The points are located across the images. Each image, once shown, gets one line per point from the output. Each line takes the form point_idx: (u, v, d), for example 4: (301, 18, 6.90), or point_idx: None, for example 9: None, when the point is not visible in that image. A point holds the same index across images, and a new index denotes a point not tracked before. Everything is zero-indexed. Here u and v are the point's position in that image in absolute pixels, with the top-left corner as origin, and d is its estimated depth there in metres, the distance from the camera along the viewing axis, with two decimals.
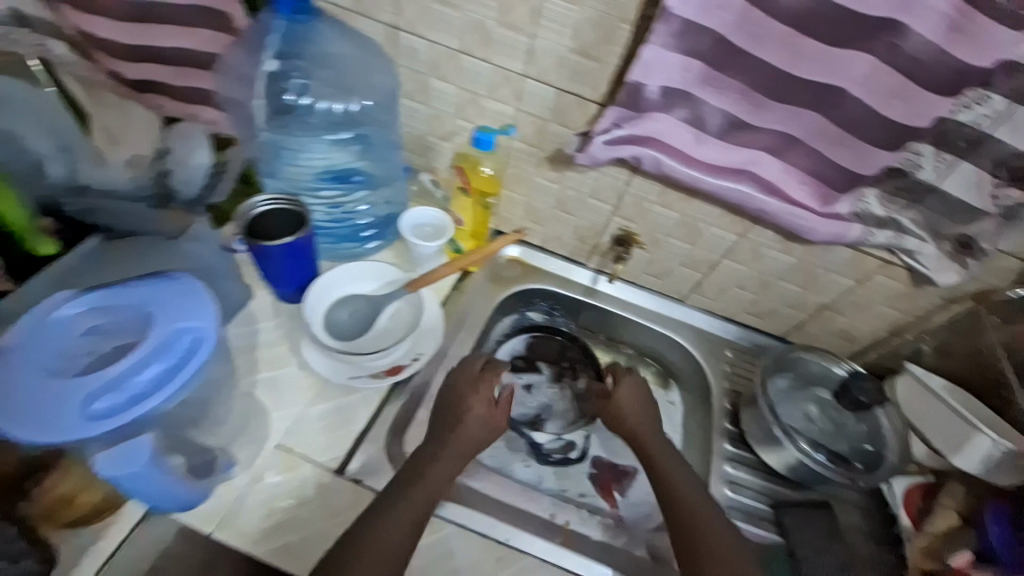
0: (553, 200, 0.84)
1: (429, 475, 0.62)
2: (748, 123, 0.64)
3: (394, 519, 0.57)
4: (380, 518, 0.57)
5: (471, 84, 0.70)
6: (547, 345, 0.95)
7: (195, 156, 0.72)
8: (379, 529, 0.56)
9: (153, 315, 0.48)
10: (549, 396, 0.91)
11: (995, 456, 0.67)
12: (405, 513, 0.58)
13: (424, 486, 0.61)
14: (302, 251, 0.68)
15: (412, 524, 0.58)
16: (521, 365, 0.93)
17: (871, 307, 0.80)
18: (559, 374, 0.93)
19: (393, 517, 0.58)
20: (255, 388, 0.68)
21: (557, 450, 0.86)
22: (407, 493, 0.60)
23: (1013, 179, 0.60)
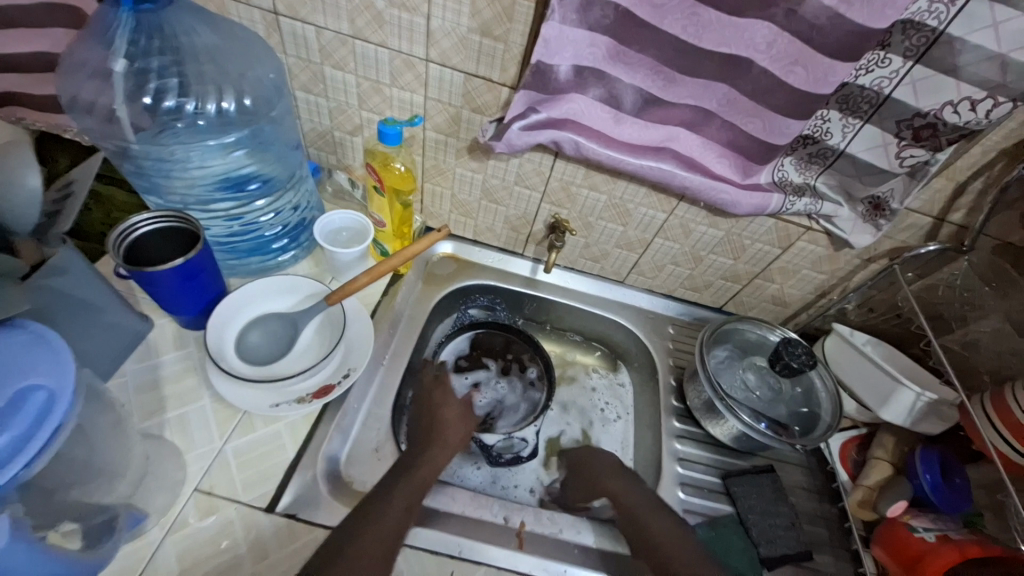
0: (479, 190, 0.80)
1: (421, 467, 0.66)
2: (661, 99, 0.63)
3: (388, 510, 0.58)
4: (371, 515, 0.57)
5: (371, 71, 0.66)
6: (494, 339, 0.90)
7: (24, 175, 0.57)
8: (373, 516, 0.57)
9: None
10: (498, 391, 0.87)
11: (918, 407, 0.70)
12: (399, 500, 0.60)
13: (412, 481, 0.63)
14: (199, 273, 0.61)
15: (404, 514, 0.59)
16: (468, 362, 0.88)
17: (796, 272, 0.82)
18: (506, 367, 0.89)
19: (385, 508, 0.58)
20: (163, 429, 0.61)
21: (507, 449, 0.82)
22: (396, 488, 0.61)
23: (916, 139, 0.62)
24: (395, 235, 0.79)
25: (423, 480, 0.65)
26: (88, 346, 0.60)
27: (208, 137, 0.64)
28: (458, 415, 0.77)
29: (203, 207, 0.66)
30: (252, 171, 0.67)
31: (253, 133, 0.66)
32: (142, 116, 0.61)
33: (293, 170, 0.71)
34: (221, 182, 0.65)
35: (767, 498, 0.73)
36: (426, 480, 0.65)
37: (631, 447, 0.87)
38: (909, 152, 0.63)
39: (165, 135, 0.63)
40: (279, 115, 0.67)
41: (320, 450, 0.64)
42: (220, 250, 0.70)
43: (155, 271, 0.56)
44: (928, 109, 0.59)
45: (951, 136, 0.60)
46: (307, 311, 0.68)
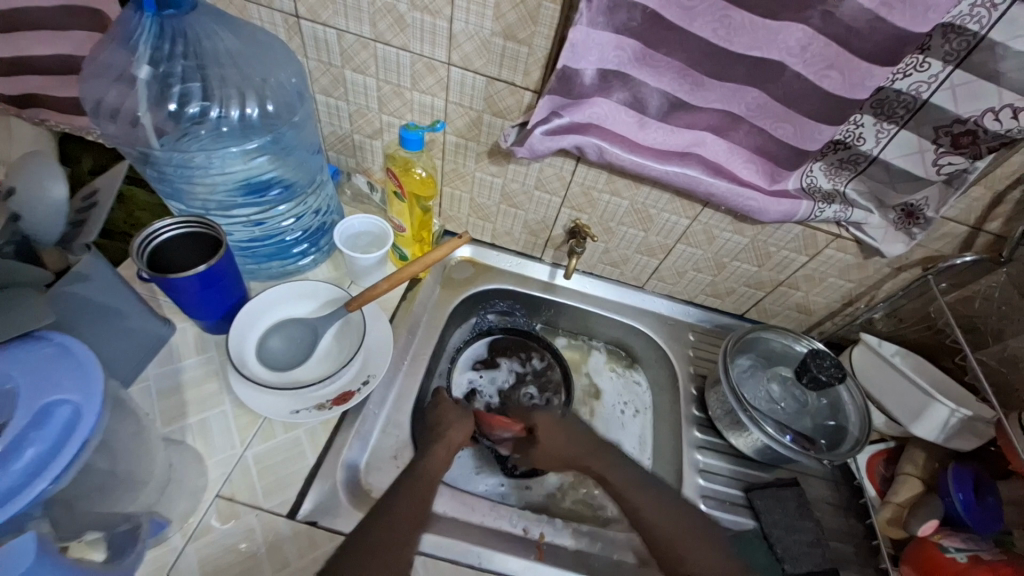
0: (498, 195, 0.79)
1: (425, 468, 0.63)
2: (688, 103, 0.61)
3: (397, 511, 0.57)
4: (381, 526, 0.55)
5: (392, 75, 0.66)
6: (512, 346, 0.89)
7: (48, 187, 0.53)
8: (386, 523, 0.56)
9: (17, 391, 0.41)
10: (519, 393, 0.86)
11: (952, 423, 0.67)
12: (406, 503, 0.58)
13: (417, 490, 0.60)
14: (219, 279, 0.61)
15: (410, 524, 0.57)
16: (484, 365, 0.88)
17: (823, 280, 0.80)
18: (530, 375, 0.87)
19: (393, 516, 0.57)
20: (185, 435, 0.61)
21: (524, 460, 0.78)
22: (401, 493, 0.59)
23: (955, 146, 0.59)
24: (414, 239, 0.78)
25: (428, 484, 0.62)
26: (112, 351, 0.61)
27: (230, 143, 0.64)
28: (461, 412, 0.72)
29: (225, 213, 0.66)
30: (274, 176, 0.67)
31: (275, 137, 0.66)
32: (165, 122, 0.62)
33: (313, 174, 0.70)
34: (243, 188, 0.65)
35: (791, 513, 0.71)
36: (429, 481, 0.62)
37: (649, 444, 0.85)
38: (946, 159, 0.60)
39: (187, 140, 0.63)
40: (300, 121, 0.67)
41: (339, 457, 0.64)
42: (242, 255, 0.70)
43: (177, 277, 0.56)
44: (968, 116, 0.57)
45: (992, 144, 0.57)
46: (328, 316, 0.68)
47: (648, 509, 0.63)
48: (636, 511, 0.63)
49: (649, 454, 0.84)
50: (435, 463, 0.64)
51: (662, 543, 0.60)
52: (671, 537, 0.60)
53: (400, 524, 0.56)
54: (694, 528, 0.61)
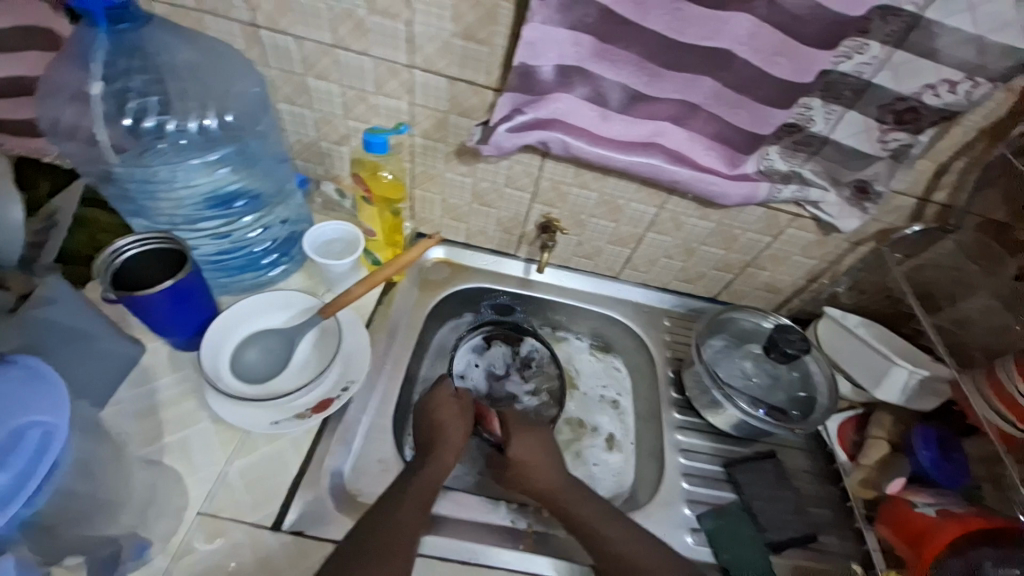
0: (469, 194, 0.80)
1: (428, 467, 0.64)
2: (647, 95, 0.63)
3: (399, 511, 0.57)
4: (384, 522, 0.56)
5: (354, 80, 0.66)
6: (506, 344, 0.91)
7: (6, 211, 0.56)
8: (383, 522, 0.56)
9: None
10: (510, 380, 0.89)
11: (913, 385, 0.71)
12: (409, 501, 0.59)
13: (419, 488, 0.61)
14: (189, 294, 0.60)
15: (414, 523, 0.57)
16: (478, 350, 0.90)
17: (787, 258, 0.83)
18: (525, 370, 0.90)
19: (393, 514, 0.57)
20: (162, 455, 0.60)
21: None
22: (400, 494, 0.59)
23: (899, 123, 0.63)
24: (386, 243, 0.79)
25: (431, 485, 0.63)
26: (81, 375, 0.59)
27: (192, 155, 0.63)
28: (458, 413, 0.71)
29: (191, 226, 0.66)
30: (239, 188, 0.66)
31: (238, 148, 0.65)
32: (124, 138, 0.60)
33: (279, 184, 0.70)
34: (208, 201, 0.65)
35: (771, 484, 0.74)
36: (430, 482, 0.63)
37: (633, 429, 0.87)
38: (892, 136, 0.64)
39: (150, 155, 0.62)
40: (264, 130, 0.66)
41: (324, 465, 0.64)
42: (211, 269, 0.69)
43: (146, 295, 0.56)
44: (908, 93, 0.60)
45: (933, 119, 0.61)
46: (302, 325, 0.68)
47: (602, 529, 0.60)
48: (590, 531, 0.60)
49: (633, 439, 0.86)
50: (437, 464, 0.65)
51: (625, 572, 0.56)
52: (625, 557, 0.57)
53: (406, 521, 0.57)
54: (653, 552, 0.58)
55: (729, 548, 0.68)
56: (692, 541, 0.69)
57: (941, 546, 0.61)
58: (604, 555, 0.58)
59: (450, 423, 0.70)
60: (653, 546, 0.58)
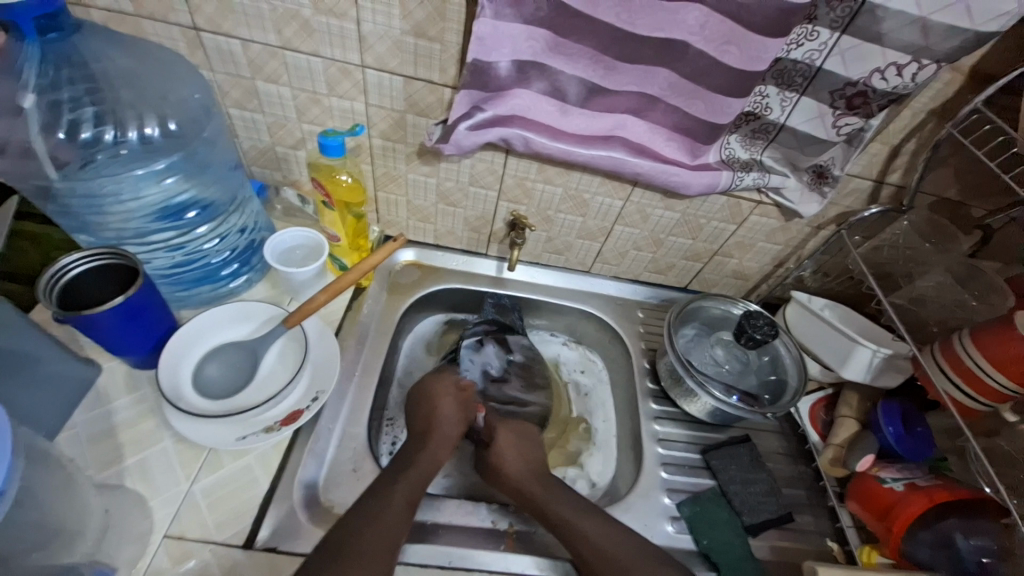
0: (434, 194, 0.79)
1: (416, 466, 0.63)
2: (604, 88, 0.63)
3: (383, 509, 0.56)
4: (368, 524, 0.54)
5: (306, 82, 0.64)
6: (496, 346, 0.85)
7: None
8: (364, 523, 0.54)
9: None
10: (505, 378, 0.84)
11: (876, 363, 0.73)
12: (395, 504, 0.57)
13: (403, 487, 0.60)
14: (142, 310, 0.57)
15: (397, 523, 0.56)
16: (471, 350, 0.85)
17: (753, 245, 0.84)
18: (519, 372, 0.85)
19: (376, 513, 0.56)
20: (123, 478, 0.58)
21: None
22: (382, 494, 0.58)
23: (850, 107, 0.64)
24: (351, 248, 0.77)
25: (416, 484, 0.61)
26: (30, 400, 0.56)
27: (135, 166, 0.60)
28: (454, 415, 0.71)
29: (141, 240, 0.63)
30: (188, 198, 0.64)
31: (186, 157, 0.62)
32: (63, 150, 0.57)
33: (233, 192, 0.68)
34: (158, 213, 0.62)
35: (747, 468, 0.75)
36: (416, 481, 0.62)
37: (611, 421, 0.87)
38: (844, 120, 0.65)
39: (92, 167, 0.58)
40: (211, 137, 0.64)
41: (295, 478, 0.62)
42: (166, 283, 0.66)
43: (93, 313, 0.53)
44: (857, 78, 0.61)
45: (881, 102, 0.63)
46: (265, 336, 0.66)
47: (584, 527, 0.59)
48: (572, 529, 0.60)
49: (612, 432, 0.86)
50: (423, 463, 0.64)
51: (597, 563, 0.57)
52: (609, 555, 0.57)
53: (391, 520, 0.56)
54: (635, 546, 0.58)
55: (708, 533, 0.69)
56: (672, 529, 0.70)
57: (910, 516, 0.63)
58: (577, 548, 0.58)
59: (444, 425, 0.69)
60: (636, 542, 0.58)
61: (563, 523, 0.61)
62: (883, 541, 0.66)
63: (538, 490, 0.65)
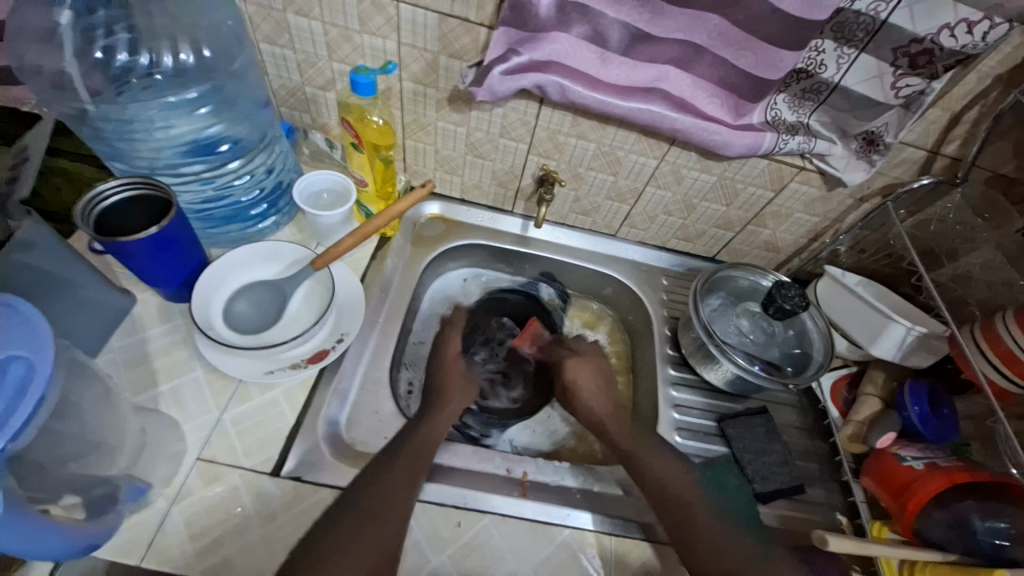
0: (463, 144, 0.77)
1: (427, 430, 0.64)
2: (649, 35, 0.60)
3: (386, 473, 0.58)
4: (375, 497, 0.55)
5: (340, 17, 0.62)
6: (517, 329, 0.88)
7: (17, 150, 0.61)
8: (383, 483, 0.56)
9: None
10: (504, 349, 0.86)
11: (908, 342, 0.71)
12: (400, 462, 0.60)
13: (405, 456, 0.60)
14: (174, 242, 0.58)
15: (400, 501, 0.56)
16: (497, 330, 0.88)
17: (789, 215, 0.81)
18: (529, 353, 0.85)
19: (383, 480, 0.57)
20: (157, 403, 0.60)
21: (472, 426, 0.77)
22: (394, 464, 0.59)
23: (912, 67, 0.59)
24: (378, 195, 0.77)
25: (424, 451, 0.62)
26: (68, 322, 0.58)
27: (167, 93, 0.60)
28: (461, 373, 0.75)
29: (174, 172, 0.63)
30: (219, 132, 0.64)
31: (216, 88, 0.62)
32: (94, 74, 0.57)
33: (262, 130, 0.67)
34: (188, 144, 0.62)
35: (761, 438, 0.75)
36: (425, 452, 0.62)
37: (627, 386, 0.87)
38: (904, 81, 0.61)
39: (128, 96, 0.59)
40: (240, 69, 0.63)
41: (319, 414, 0.64)
42: (197, 218, 0.67)
43: (127, 241, 0.54)
44: (924, 35, 0.57)
45: (948, 62, 0.58)
46: (293, 277, 0.67)
47: (657, 470, 0.64)
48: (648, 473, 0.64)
49: (627, 395, 0.86)
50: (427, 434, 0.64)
51: (670, 500, 0.62)
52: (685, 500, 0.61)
53: (398, 494, 0.57)
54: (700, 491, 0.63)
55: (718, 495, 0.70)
56: None
57: (926, 496, 0.62)
58: (652, 491, 0.63)
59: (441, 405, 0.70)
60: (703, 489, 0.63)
61: (640, 464, 0.65)
62: (896, 517, 0.66)
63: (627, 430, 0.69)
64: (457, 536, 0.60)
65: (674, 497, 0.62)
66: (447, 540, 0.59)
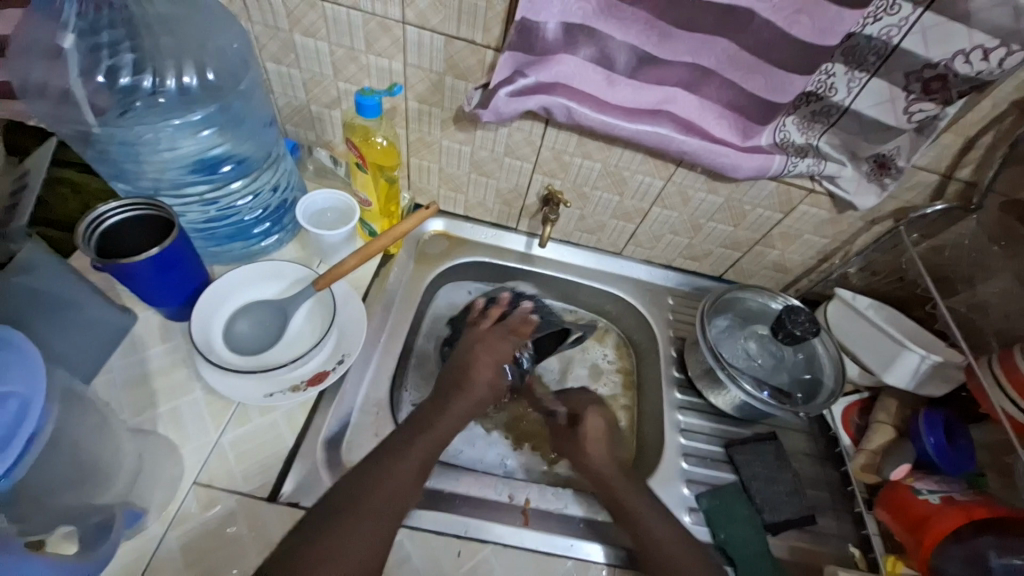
0: (468, 163, 0.76)
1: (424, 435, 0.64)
2: (656, 57, 0.59)
3: (367, 503, 0.55)
4: (361, 519, 0.54)
5: (346, 38, 0.62)
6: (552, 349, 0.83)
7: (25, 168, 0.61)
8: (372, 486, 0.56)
9: None
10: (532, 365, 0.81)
11: (923, 370, 0.69)
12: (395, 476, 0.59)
13: (388, 483, 0.57)
14: (177, 262, 0.58)
15: (379, 534, 0.54)
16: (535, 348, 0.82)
17: (798, 236, 0.80)
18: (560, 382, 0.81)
19: (362, 511, 0.54)
20: (155, 424, 0.59)
21: None
22: (376, 489, 0.56)
23: (926, 92, 0.58)
24: (382, 213, 0.76)
25: (409, 478, 0.59)
26: (69, 342, 0.58)
27: (171, 114, 0.60)
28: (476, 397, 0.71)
29: (177, 192, 0.63)
30: (223, 152, 0.63)
31: (220, 109, 0.62)
32: (100, 95, 0.57)
33: (267, 149, 0.67)
34: (191, 164, 0.62)
35: (771, 465, 0.73)
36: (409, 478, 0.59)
37: (632, 407, 0.86)
38: (917, 106, 0.60)
39: (132, 117, 0.59)
40: (246, 89, 0.63)
41: (318, 437, 0.63)
42: (200, 237, 0.67)
43: (130, 262, 0.53)
44: (938, 60, 0.56)
45: (962, 88, 0.57)
46: (295, 297, 0.66)
47: (642, 518, 0.61)
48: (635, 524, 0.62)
49: (632, 417, 0.85)
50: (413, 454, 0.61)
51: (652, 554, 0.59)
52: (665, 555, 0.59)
53: (378, 526, 0.54)
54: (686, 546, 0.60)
55: (726, 528, 0.68)
56: (689, 520, 0.69)
57: (943, 531, 0.60)
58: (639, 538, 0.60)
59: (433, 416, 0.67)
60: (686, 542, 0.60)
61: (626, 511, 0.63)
62: (912, 553, 0.63)
63: (631, 490, 0.65)
64: (457, 566, 0.58)
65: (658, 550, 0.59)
66: (446, 571, 0.58)
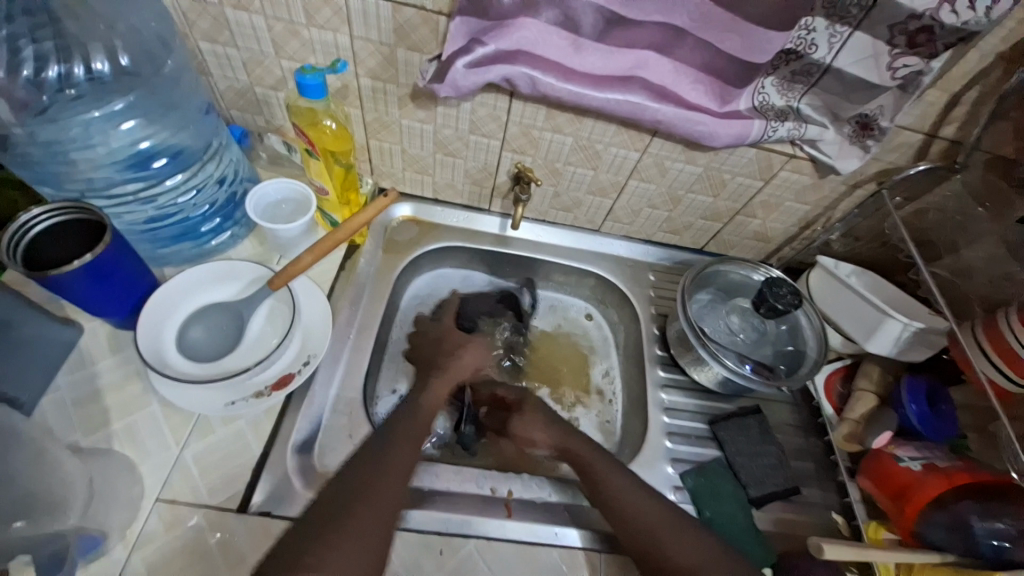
0: (431, 143, 0.72)
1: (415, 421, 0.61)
2: (624, 19, 0.54)
3: (355, 504, 0.48)
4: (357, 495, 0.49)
5: (283, 10, 0.56)
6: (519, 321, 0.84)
7: None
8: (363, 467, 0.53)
9: None
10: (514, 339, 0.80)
11: (904, 338, 0.68)
12: (380, 454, 0.55)
13: (374, 471, 0.53)
14: (114, 271, 0.53)
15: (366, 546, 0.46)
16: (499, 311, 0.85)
17: (780, 204, 0.77)
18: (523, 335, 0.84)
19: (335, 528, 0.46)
20: (111, 442, 0.56)
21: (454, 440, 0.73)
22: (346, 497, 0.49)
23: (910, 46, 0.55)
24: (342, 203, 0.72)
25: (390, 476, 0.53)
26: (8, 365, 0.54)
27: (90, 107, 0.54)
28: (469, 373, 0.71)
29: (111, 192, 0.58)
30: (156, 145, 0.58)
31: (147, 96, 0.57)
32: (9, 89, 0.50)
33: (207, 138, 0.63)
34: (123, 160, 0.56)
35: (754, 440, 0.72)
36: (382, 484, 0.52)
37: (617, 388, 0.84)
38: (901, 62, 0.56)
39: (47, 114, 0.52)
40: (172, 73, 0.58)
41: (288, 443, 0.60)
42: (144, 240, 0.62)
43: (60, 274, 0.49)
44: (923, 10, 0.52)
45: (948, 40, 0.53)
46: (250, 298, 0.62)
47: (623, 491, 0.58)
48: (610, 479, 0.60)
49: (616, 398, 0.83)
50: (384, 457, 0.54)
51: (637, 524, 0.56)
52: (649, 525, 0.56)
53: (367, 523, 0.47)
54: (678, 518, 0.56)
55: (711, 506, 0.67)
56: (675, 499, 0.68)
57: (925, 498, 0.61)
58: (625, 509, 0.57)
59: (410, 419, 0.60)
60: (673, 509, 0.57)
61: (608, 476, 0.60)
62: (894, 519, 0.64)
63: (658, 529, 0.55)
64: (440, 565, 0.57)
65: (643, 520, 0.56)
66: (428, 570, 0.56)
